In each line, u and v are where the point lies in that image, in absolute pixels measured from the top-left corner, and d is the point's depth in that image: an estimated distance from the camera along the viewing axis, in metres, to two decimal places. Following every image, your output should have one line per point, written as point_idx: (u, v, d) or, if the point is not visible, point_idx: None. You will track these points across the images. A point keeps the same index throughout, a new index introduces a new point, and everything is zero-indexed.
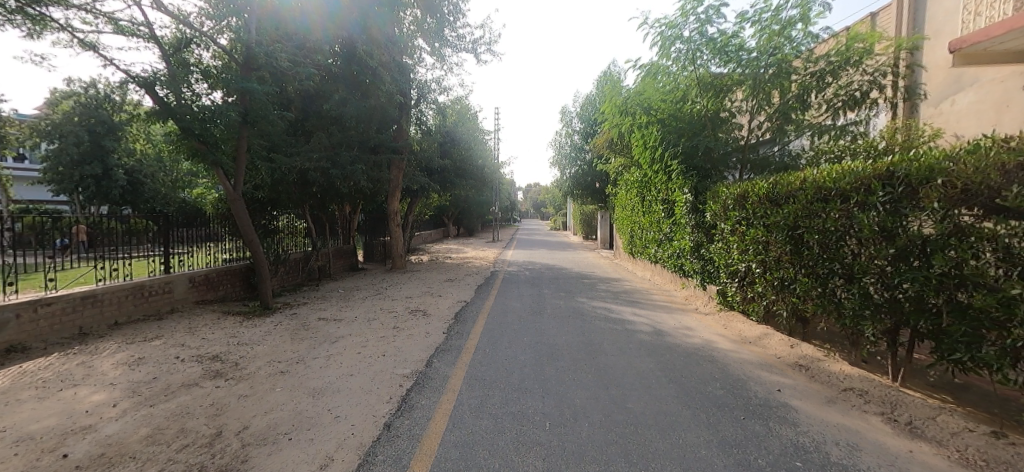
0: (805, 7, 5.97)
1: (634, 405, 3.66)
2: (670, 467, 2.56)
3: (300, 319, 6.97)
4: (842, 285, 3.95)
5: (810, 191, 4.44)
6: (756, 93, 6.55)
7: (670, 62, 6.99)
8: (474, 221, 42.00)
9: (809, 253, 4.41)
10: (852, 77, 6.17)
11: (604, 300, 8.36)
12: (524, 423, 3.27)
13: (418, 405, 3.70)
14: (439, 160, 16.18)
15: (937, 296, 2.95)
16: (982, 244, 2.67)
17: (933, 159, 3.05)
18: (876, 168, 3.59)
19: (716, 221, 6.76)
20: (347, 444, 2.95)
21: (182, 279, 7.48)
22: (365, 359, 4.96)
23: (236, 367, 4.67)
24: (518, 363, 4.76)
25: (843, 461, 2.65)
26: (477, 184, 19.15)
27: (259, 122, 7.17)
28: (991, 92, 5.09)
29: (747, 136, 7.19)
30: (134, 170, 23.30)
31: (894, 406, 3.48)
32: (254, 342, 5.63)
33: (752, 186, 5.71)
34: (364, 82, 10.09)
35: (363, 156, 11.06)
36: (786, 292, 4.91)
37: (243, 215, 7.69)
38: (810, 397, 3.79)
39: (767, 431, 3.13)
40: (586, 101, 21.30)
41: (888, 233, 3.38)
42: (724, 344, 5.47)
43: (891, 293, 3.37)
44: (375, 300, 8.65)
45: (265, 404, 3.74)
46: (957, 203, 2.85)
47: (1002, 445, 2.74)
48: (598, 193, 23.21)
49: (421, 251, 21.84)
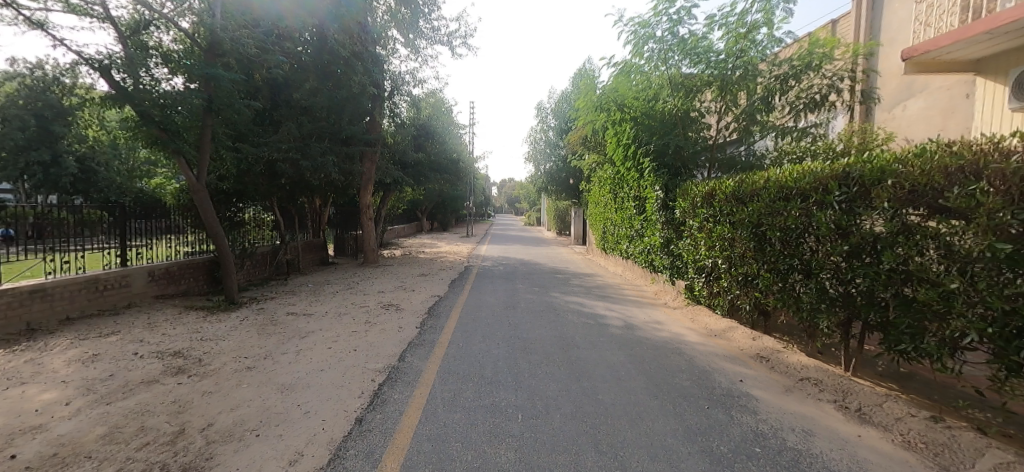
0: (768, 12, 6.15)
1: (605, 396, 3.74)
2: (639, 456, 2.64)
3: (268, 313, 6.80)
4: (800, 280, 4.17)
5: (773, 190, 4.61)
6: (724, 93, 6.74)
7: (643, 60, 7.10)
8: (450, 216, 41.99)
9: (772, 250, 4.60)
10: (812, 80, 6.40)
11: (577, 295, 8.48)
12: (497, 415, 3.31)
13: (390, 399, 3.69)
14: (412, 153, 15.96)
15: (886, 290, 3.16)
16: (926, 242, 2.86)
17: (885, 162, 3.24)
18: (832, 169, 3.80)
19: (685, 218, 6.88)
20: (317, 440, 2.91)
21: (141, 272, 7.17)
22: (336, 354, 4.87)
23: (200, 363, 4.51)
24: (492, 356, 4.77)
25: (799, 446, 2.80)
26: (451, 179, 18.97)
27: (224, 110, 6.83)
28: (939, 99, 5.42)
29: (715, 136, 7.33)
30: (87, 158, 22.28)
31: (846, 394, 3.70)
32: (219, 337, 5.45)
33: (721, 184, 5.84)
34: (338, 73, 9.77)
35: (334, 148, 10.76)
36: (750, 287, 5.11)
37: (207, 207, 7.36)
38: (769, 386, 3.98)
39: (729, 418, 3.27)
40: (561, 98, 21.63)
41: (843, 230, 3.59)
42: (691, 336, 5.64)
43: (845, 288, 3.59)
44: (345, 294, 8.48)
45: (231, 400, 3.64)
46: (905, 203, 3.05)
47: (940, 428, 2.96)
48: (572, 190, 23.47)
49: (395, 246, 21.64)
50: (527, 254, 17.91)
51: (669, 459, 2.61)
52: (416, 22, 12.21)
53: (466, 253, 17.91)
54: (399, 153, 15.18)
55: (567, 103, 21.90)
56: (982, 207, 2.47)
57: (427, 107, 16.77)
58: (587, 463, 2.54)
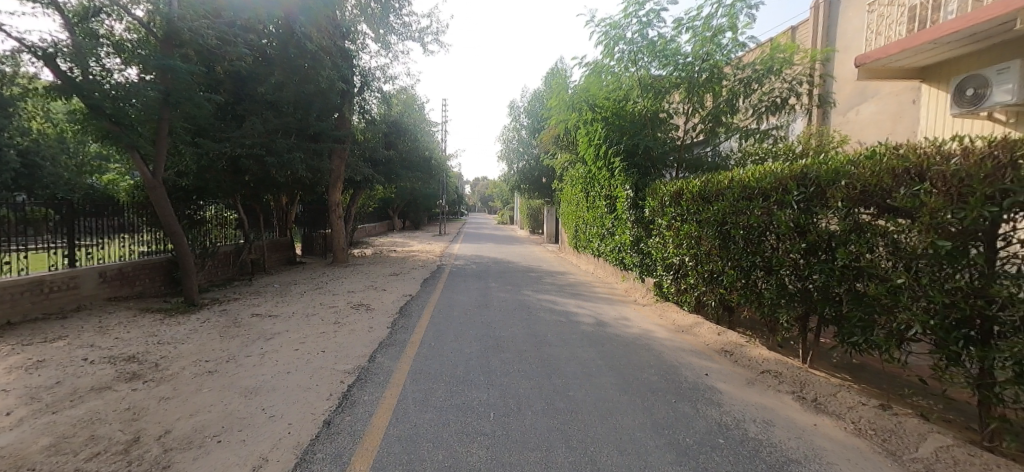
0: (733, 17, 6.34)
1: (576, 392, 3.79)
2: (608, 451, 2.69)
3: (231, 315, 6.57)
4: (762, 277, 4.33)
5: (736, 190, 4.78)
6: (691, 95, 6.91)
7: (614, 61, 7.20)
8: (422, 214, 41.61)
9: (735, 248, 4.76)
10: (773, 84, 6.66)
11: (549, 293, 8.56)
12: (469, 414, 3.30)
13: (359, 400, 3.63)
14: (382, 151, 15.72)
15: (840, 286, 3.33)
16: (876, 239, 3.00)
17: (839, 163, 3.40)
18: (791, 169, 3.96)
19: (654, 217, 7.02)
20: (282, 444, 2.83)
21: (91, 273, 6.80)
22: (303, 356, 4.76)
23: (157, 368, 4.32)
24: (464, 355, 4.76)
25: (760, 436, 2.91)
26: (422, 177, 18.81)
27: (183, 103, 6.46)
28: (889, 104, 5.76)
29: (683, 137, 7.48)
30: (30, 152, 20.90)
31: (803, 385, 3.87)
32: (177, 340, 5.23)
33: (687, 184, 6.00)
34: (302, 67, 9.51)
35: (301, 144, 10.48)
36: (715, 283, 5.27)
37: (165, 204, 7.05)
38: (733, 379, 4.12)
39: (694, 411, 3.37)
40: (533, 97, 21.81)
41: (801, 229, 3.76)
42: (660, 332, 5.78)
43: (803, 284, 3.75)
44: (314, 294, 8.29)
45: (191, 406, 3.49)
46: (857, 203, 3.20)
47: (887, 415, 3.13)
48: (545, 189, 23.66)
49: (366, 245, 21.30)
50: (500, 252, 17.95)
51: (637, 452, 2.66)
52: (387, 17, 12.02)
53: (439, 252, 17.78)
54: (370, 151, 14.94)
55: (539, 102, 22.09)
56: (926, 207, 2.56)
57: (399, 104, 16.55)
58: (558, 460, 2.56)
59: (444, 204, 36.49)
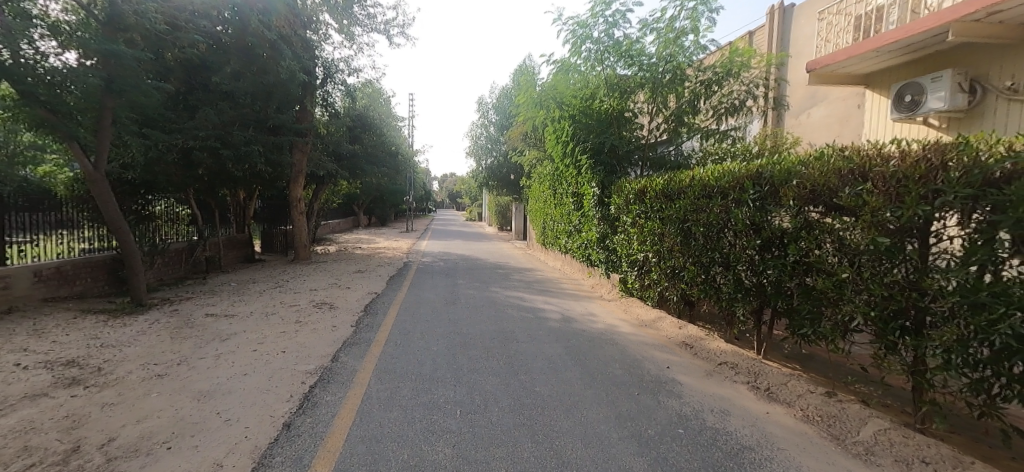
0: (695, 19, 6.53)
1: (542, 388, 3.83)
2: (574, 444, 2.73)
3: (183, 316, 6.26)
4: (720, 272, 4.51)
5: (697, 188, 4.94)
6: (655, 96, 7.10)
7: (581, 60, 7.34)
8: (388, 209, 40.89)
9: (695, 244, 4.93)
10: (732, 86, 6.95)
11: (517, 290, 8.61)
12: (435, 412, 3.28)
13: (322, 401, 3.54)
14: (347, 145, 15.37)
15: (791, 280, 3.50)
16: (824, 236, 3.16)
17: (790, 164, 3.57)
18: (748, 169, 4.13)
19: (619, 214, 7.18)
20: (238, 448, 2.72)
21: (24, 273, 6.34)
22: (262, 357, 4.60)
23: (99, 373, 4.06)
24: (431, 353, 4.72)
25: (716, 425, 3.03)
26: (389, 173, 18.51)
27: (128, 91, 6.13)
28: (837, 108, 6.07)
29: (648, 136, 7.64)
30: None
31: (757, 375, 4.06)
32: (123, 343, 4.94)
33: (651, 183, 6.16)
34: (260, 56, 9.20)
35: (260, 137, 10.11)
36: (677, 279, 5.44)
37: (109, 198, 6.68)
38: (693, 371, 4.26)
39: (656, 403, 3.47)
40: (501, 94, 21.85)
41: (756, 226, 3.93)
42: (624, 327, 5.92)
43: (758, 279, 3.93)
44: (274, 293, 8.02)
45: (139, 411, 3.31)
46: (807, 202, 3.37)
47: (832, 402, 3.32)
48: (513, 186, 23.73)
49: (329, 242, 20.71)
50: (468, 249, 17.90)
51: (601, 445, 2.71)
52: (350, 8, 11.71)
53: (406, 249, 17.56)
54: (334, 145, 14.61)
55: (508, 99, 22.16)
56: (867, 206, 2.72)
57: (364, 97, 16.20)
58: (524, 455, 2.58)
59: (410, 200, 35.86)
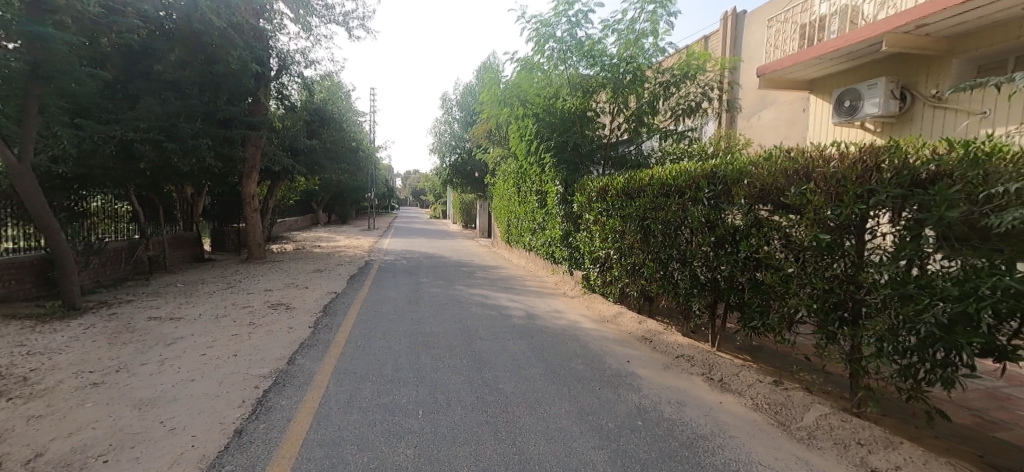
0: (654, 22, 6.71)
1: (506, 385, 3.85)
2: (536, 440, 2.75)
3: (121, 320, 5.87)
4: (678, 268, 4.66)
5: (655, 187, 5.09)
6: (617, 96, 7.20)
7: (544, 59, 7.37)
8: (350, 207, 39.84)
9: (654, 241, 5.08)
10: (689, 89, 7.16)
11: (481, 288, 8.60)
12: (395, 413, 3.23)
13: (277, 405, 3.42)
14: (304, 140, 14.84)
15: (743, 275, 3.67)
16: (773, 233, 3.32)
17: (741, 164, 3.72)
18: (702, 169, 4.28)
19: (582, 212, 7.30)
20: (184, 459, 2.58)
21: None
22: (210, 361, 4.38)
23: (25, 383, 3.75)
24: (392, 353, 4.64)
25: (673, 416, 3.14)
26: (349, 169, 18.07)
27: (58, 78, 5.83)
28: (786, 112, 6.44)
29: (609, 135, 7.79)
30: None
31: (712, 366, 4.23)
32: (52, 350, 4.58)
33: (612, 181, 6.29)
34: (210, 45, 8.72)
35: (209, 130, 9.86)
36: (637, 275, 5.59)
37: (37, 193, 6.18)
38: (652, 365, 4.39)
39: (617, 397, 3.56)
40: (466, 91, 21.74)
41: (711, 224, 4.09)
42: (586, 323, 6.03)
43: (713, 274, 4.09)
44: (224, 294, 7.66)
45: (71, 423, 3.08)
46: (758, 200, 3.52)
47: (778, 390, 3.51)
48: (478, 183, 23.70)
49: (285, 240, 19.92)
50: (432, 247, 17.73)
51: (562, 440, 2.75)
52: None
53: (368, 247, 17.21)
54: (290, 138, 14.32)
55: (473, 96, 22.08)
56: (810, 204, 2.87)
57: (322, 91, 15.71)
58: (485, 453, 2.58)
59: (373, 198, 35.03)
